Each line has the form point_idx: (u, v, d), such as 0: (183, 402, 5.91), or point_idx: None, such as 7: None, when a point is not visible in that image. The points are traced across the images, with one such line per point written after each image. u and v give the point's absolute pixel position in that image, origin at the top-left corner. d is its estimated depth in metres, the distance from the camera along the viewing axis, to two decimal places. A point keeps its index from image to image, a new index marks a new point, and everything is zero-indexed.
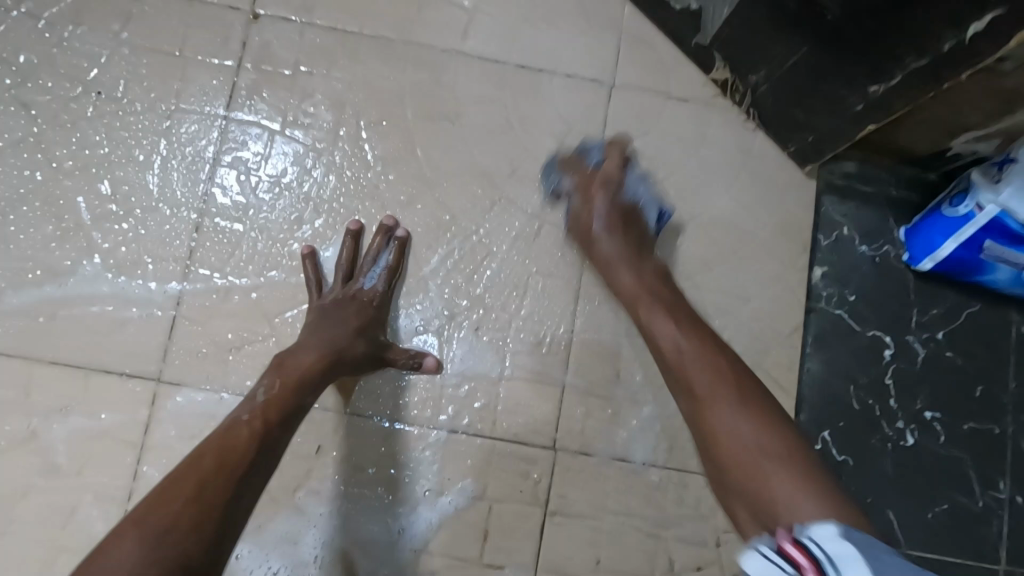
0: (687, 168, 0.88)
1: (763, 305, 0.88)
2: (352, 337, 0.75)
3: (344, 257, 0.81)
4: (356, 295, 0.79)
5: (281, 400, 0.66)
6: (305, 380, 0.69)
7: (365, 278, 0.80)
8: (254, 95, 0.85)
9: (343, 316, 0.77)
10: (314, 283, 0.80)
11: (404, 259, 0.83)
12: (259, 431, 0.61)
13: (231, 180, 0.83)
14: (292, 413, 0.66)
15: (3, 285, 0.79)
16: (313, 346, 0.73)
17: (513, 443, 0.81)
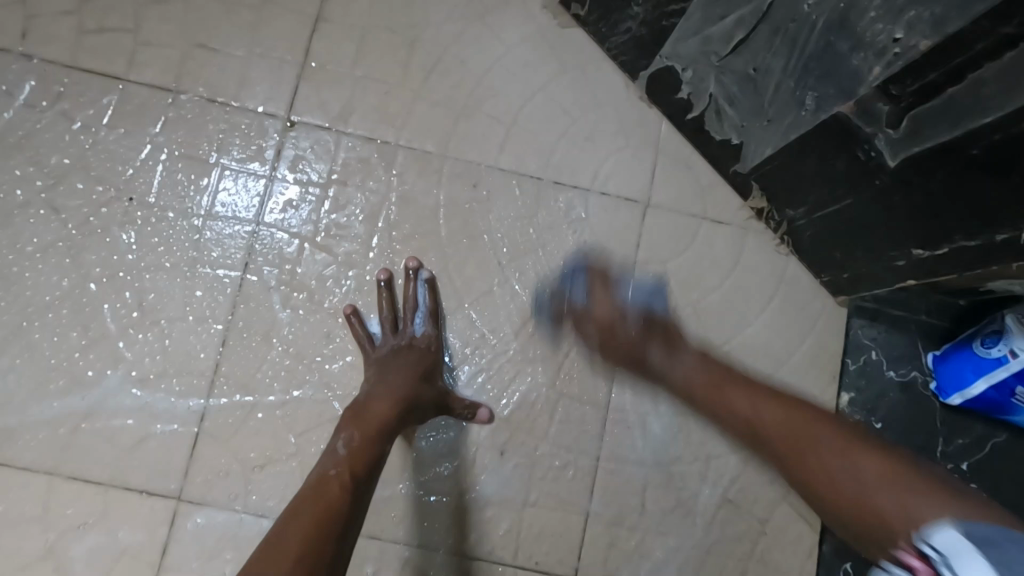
0: (718, 292, 0.89)
1: None
2: (411, 383, 0.76)
3: (386, 307, 0.82)
4: (409, 343, 0.80)
5: (361, 453, 0.68)
6: (377, 432, 0.71)
7: (412, 325, 0.81)
8: (289, 203, 0.84)
9: (400, 365, 0.78)
10: (364, 340, 0.80)
11: (438, 300, 0.84)
12: (346, 487, 0.64)
13: (261, 291, 0.82)
14: (374, 465, 0.68)
15: (25, 396, 0.78)
16: (379, 397, 0.74)
17: (535, 571, 0.81)
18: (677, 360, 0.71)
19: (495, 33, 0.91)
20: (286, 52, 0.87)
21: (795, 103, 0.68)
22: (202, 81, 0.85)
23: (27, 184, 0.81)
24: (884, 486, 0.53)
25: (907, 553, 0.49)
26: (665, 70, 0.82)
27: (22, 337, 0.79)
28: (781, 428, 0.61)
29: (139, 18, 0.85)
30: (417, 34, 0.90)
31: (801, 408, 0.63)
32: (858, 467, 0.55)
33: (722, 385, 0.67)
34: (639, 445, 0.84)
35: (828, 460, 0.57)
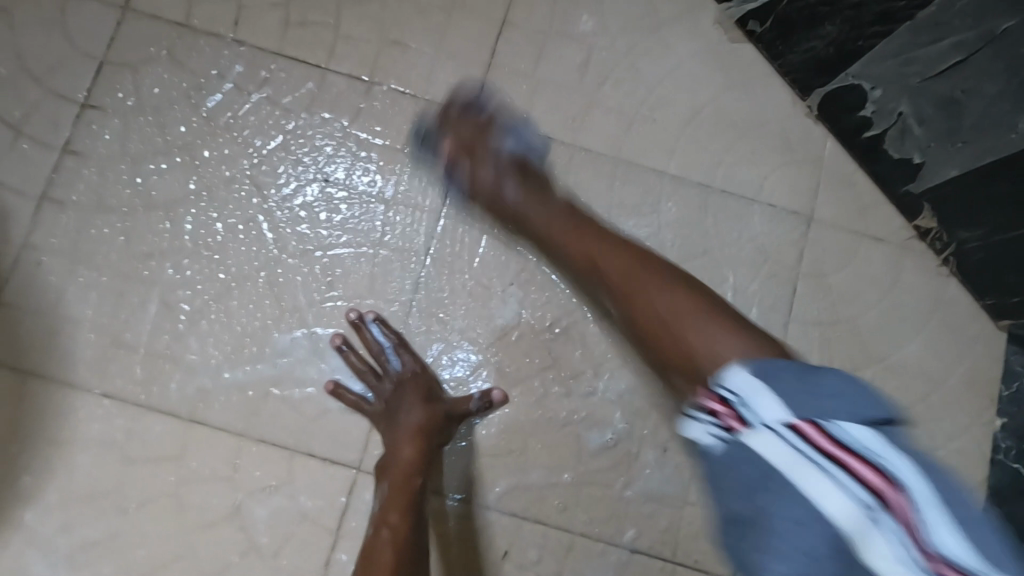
0: (879, 308, 0.90)
1: (946, 456, 0.88)
2: (427, 415, 0.77)
3: (356, 364, 0.81)
4: (397, 380, 0.80)
5: (398, 501, 0.72)
6: (402, 474, 0.74)
7: (389, 364, 0.81)
8: (467, 194, 0.88)
9: (404, 403, 0.78)
10: (357, 404, 0.80)
11: (393, 329, 0.84)
12: (396, 531, 0.69)
13: (440, 276, 0.86)
14: (411, 503, 0.72)
15: (219, 360, 0.82)
16: (399, 442, 0.76)
17: (692, 569, 0.82)
18: (524, 195, 0.81)
19: (668, 43, 0.93)
20: (472, 52, 0.91)
21: (1002, 124, 0.70)
22: (395, 75, 0.90)
23: (232, 161, 0.86)
24: (697, 315, 0.61)
25: (712, 400, 0.49)
26: (847, 89, 0.84)
27: (221, 303, 0.83)
28: (634, 277, 0.67)
29: (340, 15, 0.90)
30: (594, 42, 0.92)
31: (666, 285, 0.65)
32: (655, 303, 0.64)
33: (634, 276, 0.67)
34: None
35: (659, 286, 0.65)
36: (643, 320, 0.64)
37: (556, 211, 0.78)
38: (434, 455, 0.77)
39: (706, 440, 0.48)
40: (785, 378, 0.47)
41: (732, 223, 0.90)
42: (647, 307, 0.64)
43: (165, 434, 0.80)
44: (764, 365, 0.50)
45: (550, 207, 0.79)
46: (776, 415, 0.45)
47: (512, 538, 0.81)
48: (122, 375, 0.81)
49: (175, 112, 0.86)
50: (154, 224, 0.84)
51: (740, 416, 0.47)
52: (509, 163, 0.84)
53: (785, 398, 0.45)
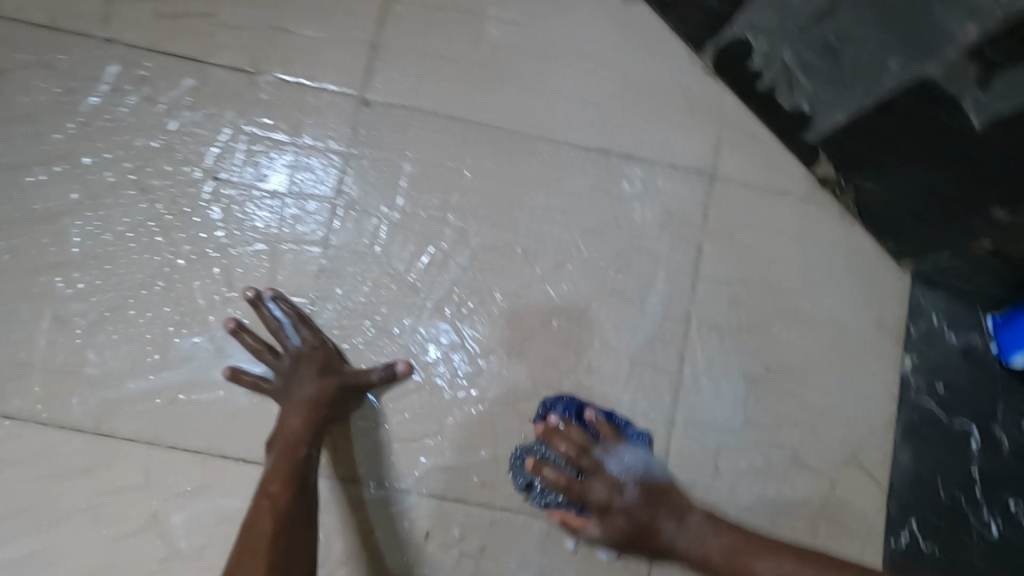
0: (788, 261, 0.90)
1: (861, 398, 0.88)
2: (322, 388, 0.77)
3: (253, 344, 0.80)
4: (297, 356, 0.79)
5: (284, 469, 0.69)
6: (290, 443, 0.72)
7: (286, 339, 0.80)
8: (365, 181, 0.87)
9: (301, 377, 0.77)
10: (257, 385, 0.79)
11: (291, 303, 0.82)
12: (280, 495, 0.67)
13: (344, 265, 0.85)
14: (297, 471, 0.70)
15: (122, 370, 0.80)
16: (290, 414, 0.75)
17: None
18: (687, 531, 0.77)
19: (561, 8, 0.91)
20: (358, 33, 0.88)
21: (876, 70, 0.70)
22: (279, 62, 0.87)
23: (115, 165, 0.83)
24: (797, 572, 0.69)
25: None
26: (736, 43, 0.83)
27: (118, 313, 0.81)
28: (754, 565, 0.72)
29: (217, 4, 0.87)
30: (485, 13, 0.90)
31: (752, 552, 0.73)
32: (758, 570, 0.72)
33: (744, 564, 0.73)
34: (714, 407, 0.86)
35: (776, 556, 0.72)
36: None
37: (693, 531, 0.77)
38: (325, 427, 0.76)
39: None
40: None
41: (638, 186, 0.90)
42: (748, 572, 0.72)
43: (75, 449, 0.79)
44: None
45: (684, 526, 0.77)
46: None
47: (436, 518, 0.82)
48: (22, 395, 0.79)
49: (49, 119, 0.83)
50: (40, 238, 0.81)
51: None
52: (642, 482, 0.80)
53: None
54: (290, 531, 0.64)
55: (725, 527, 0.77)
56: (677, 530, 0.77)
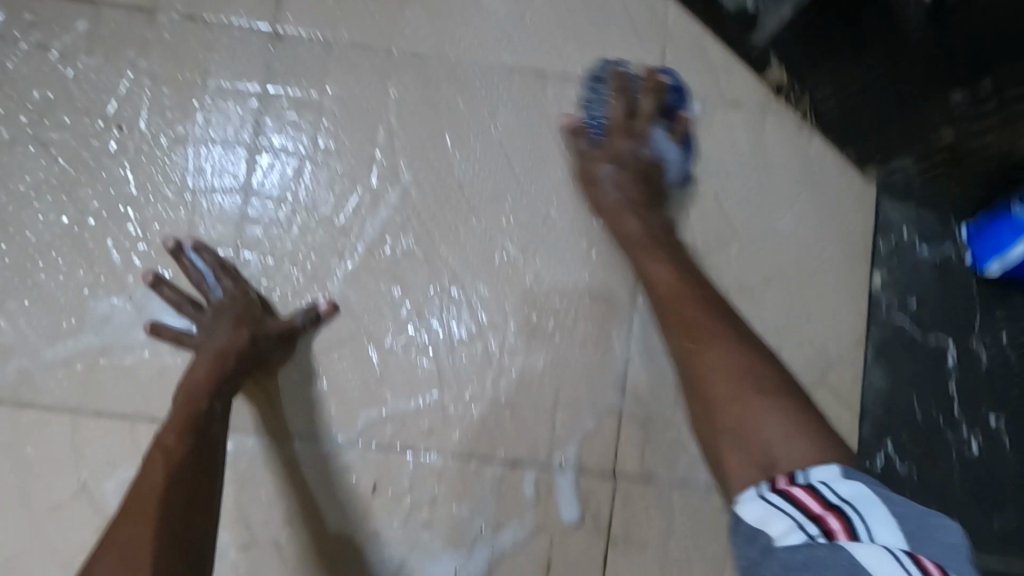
0: (743, 178, 0.84)
1: (825, 320, 0.84)
2: (236, 338, 0.72)
3: (173, 297, 0.75)
4: (216, 308, 0.74)
5: (182, 419, 0.64)
6: (194, 393, 0.67)
7: (206, 291, 0.75)
8: (283, 120, 0.81)
9: (217, 330, 0.73)
10: (175, 340, 0.74)
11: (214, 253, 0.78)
12: (173, 445, 0.61)
13: (267, 213, 0.80)
14: (197, 420, 0.64)
15: (37, 337, 0.76)
16: (199, 363, 0.70)
17: (572, 474, 0.79)
18: (658, 265, 0.75)
19: None
20: None
21: None
22: None
23: (11, 121, 0.77)
24: (767, 410, 0.60)
25: (811, 499, 0.50)
26: None
27: (28, 277, 0.76)
28: (725, 377, 0.63)
29: None
30: None
31: (730, 352, 0.65)
32: (765, 428, 0.58)
33: (696, 333, 0.67)
34: (671, 337, 0.82)
35: (758, 404, 0.60)
36: (714, 395, 0.63)
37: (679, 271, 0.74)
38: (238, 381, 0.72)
39: (791, 536, 0.48)
40: (907, 512, 0.48)
41: (579, 107, 0.84)
42: (711, 376, 0.64)
43: None
44: (865, 477, 0.52)
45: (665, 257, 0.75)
46: (891, 537, 0.46)
47: (383, 469, 0.78)
48: None
49: None
50: None
51: (853, 527, 0.47)
52: (658, 166, 0.81)
53: (893, 510, 0.48)
54: (182, 480, 0.59)
55: (732, 327, 0.67)
56: (689, 307, 0.70)
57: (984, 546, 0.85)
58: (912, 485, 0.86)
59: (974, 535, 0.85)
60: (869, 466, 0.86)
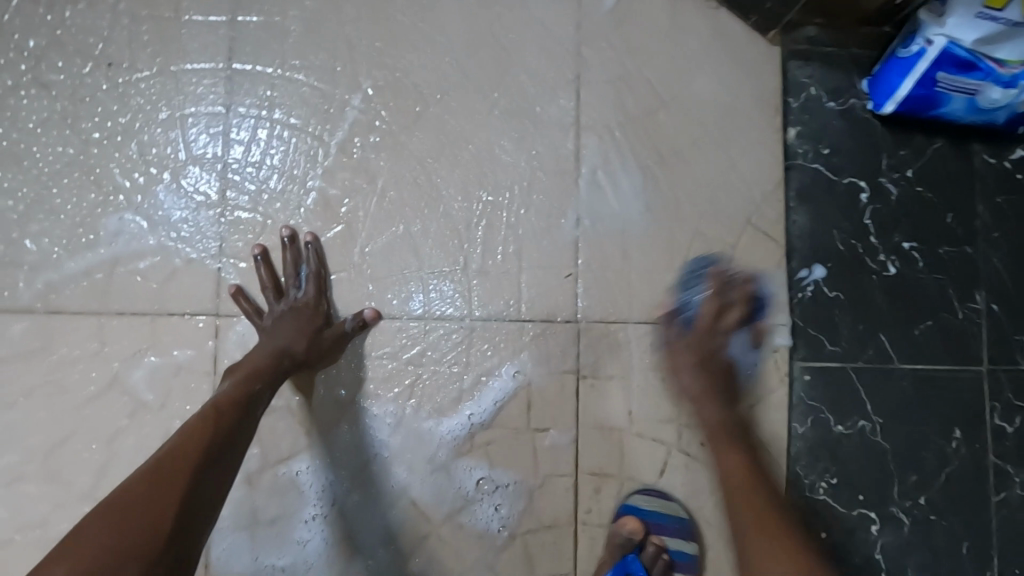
0: (663, 53, 0.95)
1: (749, 169, 0.96)
2: (300, 344, 0.82)
3: (265, 276, 0.87)
4: (293, 305, 0.86)
5: (234, 396, 0.72)
6: (250, 377, 0.76)
7: (293, 286, 0.87)
8: (252, 45, 0.91)
9: (291, 325, 0.84)
10: (252, 311, 0.85)
11: (320, 259, 0.89)
12: (213, 427, 0.68)
13: (248, 128, 0.90)
14: (244, 404, 0.72)
15: (59, 253, 0.86)
16: (257, 353, 0.79)
17: (541, 323, 0.91)
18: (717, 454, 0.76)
19: None
20: None
21: None
22: None
23: (12, 69, 0.88)
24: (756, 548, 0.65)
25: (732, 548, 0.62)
26: None
27: (44, 203, 0.87)
28: (762, 522, 0.67)
29: None
30: None
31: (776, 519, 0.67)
32: (752, 506, 0.69)
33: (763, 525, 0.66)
34: (614, 197, 0.93)
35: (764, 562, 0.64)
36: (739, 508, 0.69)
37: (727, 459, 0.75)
38: (290, 364, 0.81)
39: None
40: None
41: (512, 7, 0.94)
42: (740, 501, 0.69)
43: (29, 331, 0.85)
44: None
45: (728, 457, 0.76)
46: None
47: (376, 336, 0.90)
48: None
49: None
50: None
51: None
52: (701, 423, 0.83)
53: None
54: (215, 444, 0.66)
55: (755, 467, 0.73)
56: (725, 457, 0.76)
57: (908, 352, 0.98)
58: (842, 307, 0.98)
59: (899, 344, 0.98)
60: (802, 292, 0.97)
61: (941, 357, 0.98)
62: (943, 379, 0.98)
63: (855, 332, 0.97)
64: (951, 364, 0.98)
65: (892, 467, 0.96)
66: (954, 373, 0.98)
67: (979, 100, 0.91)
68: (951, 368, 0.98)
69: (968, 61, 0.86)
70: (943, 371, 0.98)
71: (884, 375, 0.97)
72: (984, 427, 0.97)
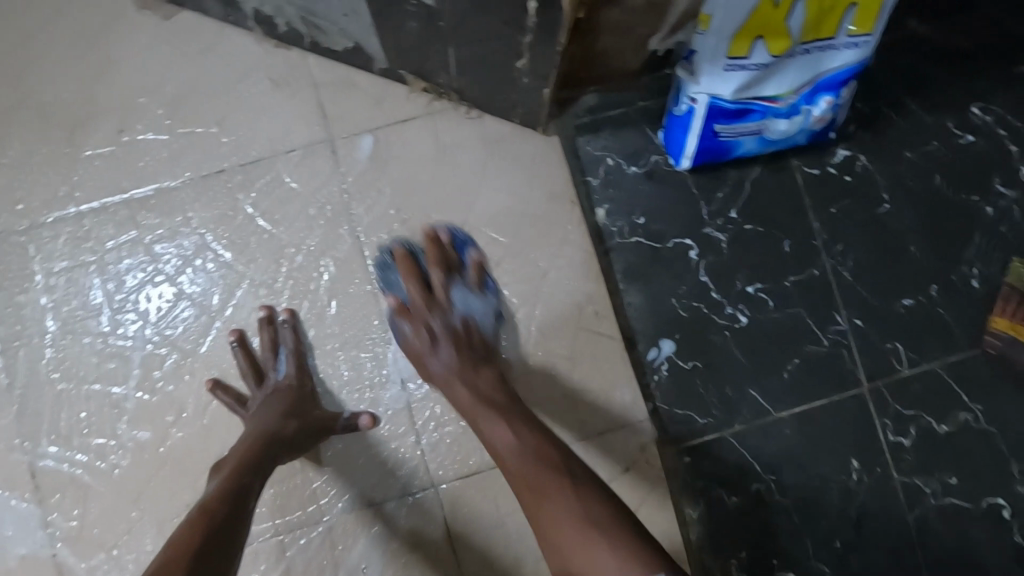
0: (439, 182, 0.91)
1: (562, 271, 0.92)
2: (283, 425, 0.78)
3: (244, 363, 0.85)
4: (275, 387, 0.84)
5: (219, 491, 0.67)
6: (241, 470, 0.70)
7: (275, 369, 0.85)
8: (19, 312, 0.87)
9: (267, 410, 0.81)
10: (235, 404, 0.84)
11: (302, 340, 0.88)
12: (210, 517, 0.62)
13: (39, 400, 0.86)
14: (236, 495, 0.66)
15: None
16: (241, 444, 0.75)
17: (398, 500, 0.88)
18: (439, 362, 0.75)
19: (116, 65, 0.90)
20: None
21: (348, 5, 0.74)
22: None
23: None
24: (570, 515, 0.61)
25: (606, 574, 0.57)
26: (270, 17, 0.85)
27: None
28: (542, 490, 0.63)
29: None
30: (48, 104, 0.89)
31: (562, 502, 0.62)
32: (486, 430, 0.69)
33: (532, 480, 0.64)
34: None
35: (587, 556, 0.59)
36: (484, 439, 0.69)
37: (482, 389, 0.73)
38: (281, 449, 0.77)
39: None
40: None
41: (270, 184, 0.89)
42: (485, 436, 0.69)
43: None
44: None
45: (477, 387, 0.73)
46: None
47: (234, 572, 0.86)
48: None
49: None
50: None
51: None
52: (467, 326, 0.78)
53: None
54: (220, 528, 0.61)
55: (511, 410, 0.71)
56: (490, 427, 0.69)
57: (784, 398, 0.93)
58: (704, 375, 0.93)
59: (773, 393, 0.93)
60: (657, 373, 0.92)
61: (819, 391, 0.94)
62: (828, 413, 0.93)
63: (724, 396, 0.93)
64: (831, 395, 0.94)
65: (799, 521, 0.92)
66: (838, 402, 0.94)
67: (768, 135, 0.87)
68: (833, 399, 0.94)
69: (737, 109, 0.82)
70: (826, 405, 0.94)
71: (766, 430, 0.93)
72: (880, 449, 0.93)
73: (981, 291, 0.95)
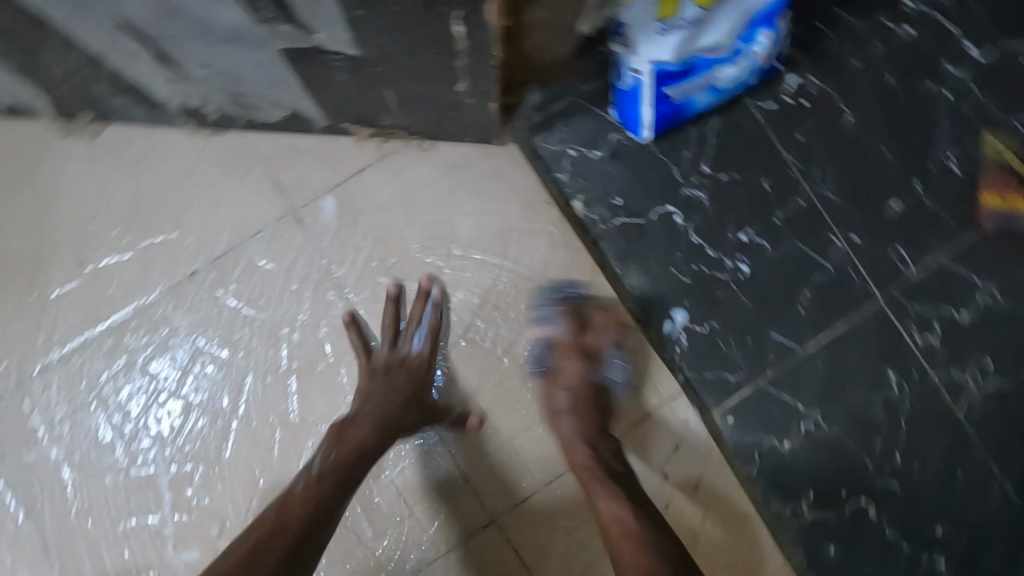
0: (412, 221, 0.89)
1: (557, 273, 0.91)
2: (405, 415, 0.81)
3: (390, 317, 0.86)
4: (403, 358, 0.85)
5: (332, 478, 0.73)
6: (354, 457, 0.75)
7: (408, 342, 0.85)
8: (32, 470, 0.84)
9: (388, 388, 0.82)
10: (362, 349, 0.85)
11: (442, 316, 0.88)
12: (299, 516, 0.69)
13: (78, 552, 0.83)
14: (341, 490, 0.72)
15: None
16: (364, 422, 0.79)
17: (462, 545, 0.87)
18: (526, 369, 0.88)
19: (58, 198, 0.87)
20: None
21: (277, 79, 0.73)
22: None
23: None
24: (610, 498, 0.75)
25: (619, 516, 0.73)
26: (199, 109, 0.82)
27: None
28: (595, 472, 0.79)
29: None
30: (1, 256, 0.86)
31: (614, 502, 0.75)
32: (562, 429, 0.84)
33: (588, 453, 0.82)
34: (455, 386, 0.89)
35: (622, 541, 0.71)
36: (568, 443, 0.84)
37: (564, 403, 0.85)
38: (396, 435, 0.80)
39: None
40: None
41: (246, 271, 0.87)
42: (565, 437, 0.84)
43: None
44: None
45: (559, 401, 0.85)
46: None
47: None
48: None
49: None
50: None
51: None
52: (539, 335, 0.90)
53: None
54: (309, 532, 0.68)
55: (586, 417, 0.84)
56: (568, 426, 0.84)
57: (806, 332, 0.93)
58: (723, 333, 0.92)
59: (794, 331, 0.93)
60: (677, 345, 0.92)
61: (837, 315, 0.93)
62: (852, 334, 0.93)
63: (748, 347, 0.92)
64: (850, 315, 0.93)
65: (854, 448, 0.91)
66: (858, 321, 0.93)
67: (717, 84, 0.86)
68: (853, 319, 0.93)
69: (682, 69, 0.81)
70: (848, 327, 0.93)
71: (798, 369, 0.92)
72: (911, 354, 0.93)
73: (963, 175, 0.95)
